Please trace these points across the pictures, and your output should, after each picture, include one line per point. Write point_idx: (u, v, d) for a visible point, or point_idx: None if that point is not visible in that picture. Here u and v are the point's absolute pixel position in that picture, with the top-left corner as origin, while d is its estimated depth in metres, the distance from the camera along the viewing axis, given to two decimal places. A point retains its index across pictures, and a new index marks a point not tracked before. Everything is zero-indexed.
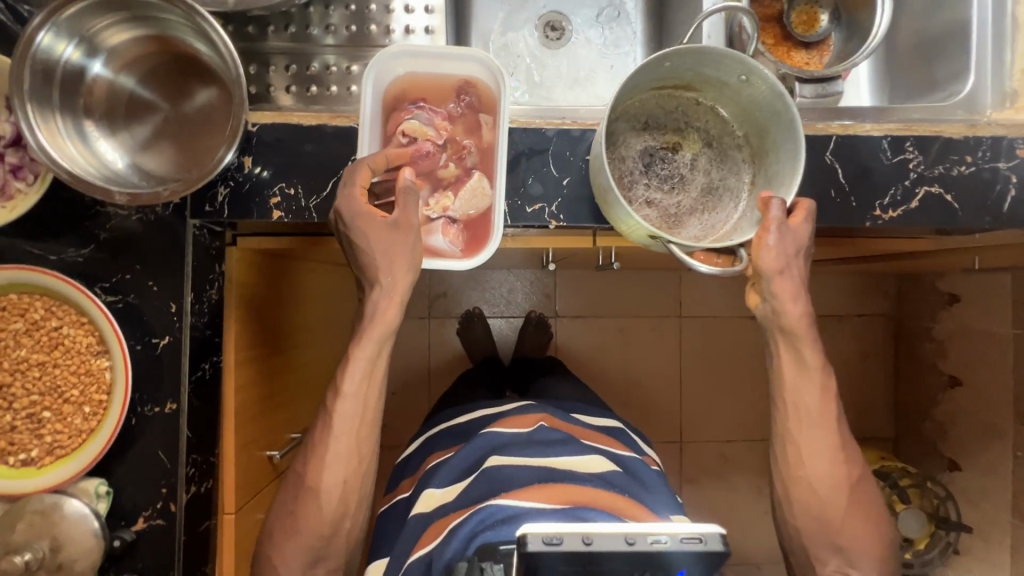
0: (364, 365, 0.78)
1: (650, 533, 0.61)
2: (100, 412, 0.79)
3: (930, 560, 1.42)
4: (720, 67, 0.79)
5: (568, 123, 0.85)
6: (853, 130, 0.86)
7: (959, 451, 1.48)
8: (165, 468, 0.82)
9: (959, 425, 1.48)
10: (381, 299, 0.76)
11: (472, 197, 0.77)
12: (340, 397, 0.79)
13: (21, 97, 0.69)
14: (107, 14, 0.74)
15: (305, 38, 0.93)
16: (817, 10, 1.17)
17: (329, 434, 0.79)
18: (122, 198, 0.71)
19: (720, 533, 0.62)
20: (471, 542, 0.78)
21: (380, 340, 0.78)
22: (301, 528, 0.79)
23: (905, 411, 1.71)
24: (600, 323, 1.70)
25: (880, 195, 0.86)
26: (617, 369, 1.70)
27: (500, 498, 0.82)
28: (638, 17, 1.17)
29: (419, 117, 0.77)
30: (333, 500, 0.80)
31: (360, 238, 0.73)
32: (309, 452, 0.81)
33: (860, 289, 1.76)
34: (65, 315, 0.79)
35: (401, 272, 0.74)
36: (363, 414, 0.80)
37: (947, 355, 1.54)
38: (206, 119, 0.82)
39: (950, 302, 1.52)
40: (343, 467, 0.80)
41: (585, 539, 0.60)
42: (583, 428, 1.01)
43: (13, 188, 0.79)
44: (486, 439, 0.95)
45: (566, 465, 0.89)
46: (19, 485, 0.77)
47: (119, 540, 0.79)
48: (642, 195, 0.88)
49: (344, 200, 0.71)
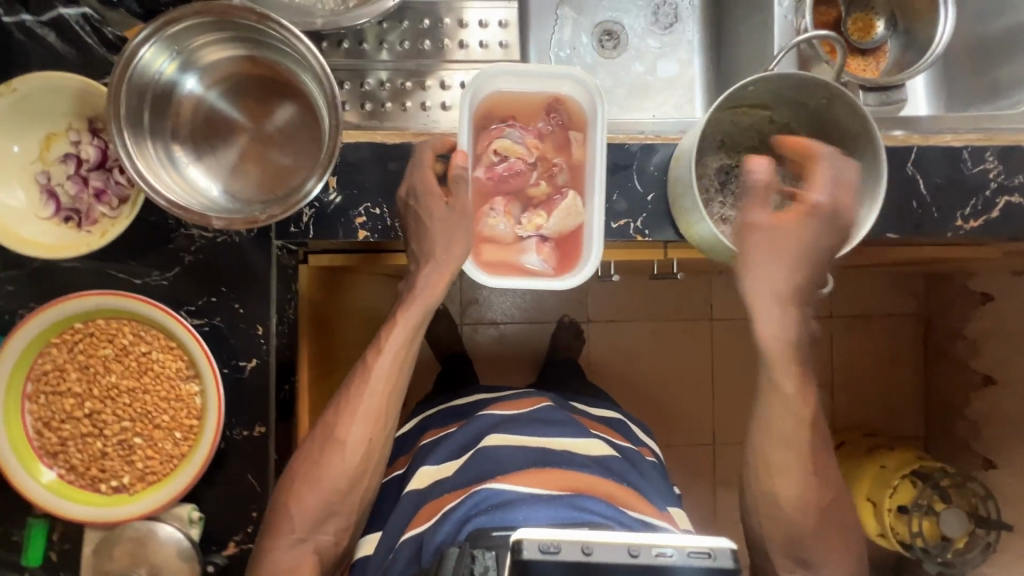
0: (406, 332, 0.76)
1: (655, 545, 0.57)
2: (191, 437, 0.79)
3: (969, 560, 1.27)
4: (802, 89, 0.76)
5: (650, 138, 0.86)
6: (932, 140, 0.87)
7: (992, 448, 1.39)
8: (255, 492, 0.81)
9: (993, 423, 1.39)
10: (431, 272, 0.74)
11: (565, 215, 0.76)
12: (381, 352, 0.75)
13: (117, 121, 0.69)
14: (204, 30, 0.72)
15: (358, 53, 0.92)
16: (873, 16, 1.16)
17: (363, 390, 0.75)
18: (219, 223, 0.69)
19: (731, 549, 0.57)
20: (463, 527, 0.73)
21: (426, 310, 0.76)
22: (323, 476, 0.73)
23: (934, 411, 1.60)
24: (632, 327, 1.63)
25: (962, 205, 0.87)
26: (650, 373, 1.64)
27: (496, 482, 0.77)
28: (696, 25, 1.17)
29: (511, 135, 0.77)
30: (355, 456, 0.74)
31: (425, 216, 0.74)
32: (338, 401, 0.75)
33: (891, 288, 1.61)
34: (153, 340, 0.78)
35: (456, 252, 0.74)
36: (399, 374, 0.76)
37: (981, 353, 1.42)
38: (290, 137, 0.79)
39: (983, 301, 1.40)
40: (372, 423, 0.75)
41: (584, 549, 0.56)
42: (586, 419, 0.97)
43: (98, 213, 0.77)
44: (487, 418, 0.90)
45: (556, 445, 0.85)
46: (111, 513, 0.76)
47: (212, 565, 0.79)
48: (718, 212, 0.83)
49: (415, 178, 0.75)
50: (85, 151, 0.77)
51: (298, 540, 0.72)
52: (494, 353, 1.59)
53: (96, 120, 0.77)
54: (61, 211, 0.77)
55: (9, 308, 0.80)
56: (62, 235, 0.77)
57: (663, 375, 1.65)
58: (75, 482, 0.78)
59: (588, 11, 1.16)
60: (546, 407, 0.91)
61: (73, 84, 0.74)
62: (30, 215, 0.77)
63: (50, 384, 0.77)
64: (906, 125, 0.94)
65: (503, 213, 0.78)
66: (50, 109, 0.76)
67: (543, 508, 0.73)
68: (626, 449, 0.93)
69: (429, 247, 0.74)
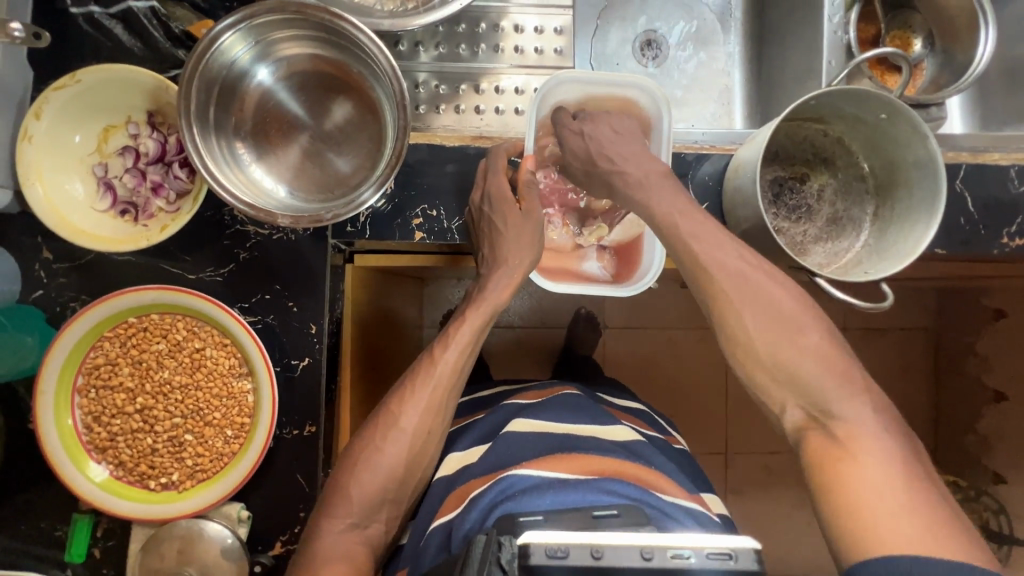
0: (471, 331, 0.76)
1: (671, 546, 0.50)
2: (242, 436, 0.78)
3: None
4: (861, 105, 0.76)
5: (706, 148, 0.87)
6: (982, 158, 0.88)
7: (1006, 464, 1.36)
8: (303, 492, 0.81)
9: (1006, 439, 1.36)
10: (500, 275, 0.75)
11: (627, 226, 0.80)
12: (449, 346, 0.75)
13: (186, 115, 0.68)
14: (277, 27, 0.72)
15: (410, 55, 0.92)
16: (911, 34, 1.12)
17: (422, 383, 0.74)
18: (284, 221, 0.69)
19: (754, 549, 0.50)
20: (490, 515, 0.66)
21: (493, 311, 0.76)
22: (382, 460, 0.71)
23: (946, 424, 1.55)
24: (650, 336, 1.53)
25: (1008, 223, 0.88)
26: (664, 384, 1.54)
27: (522, 468, 0.71)
28: (738, 37, 1.17)
29: None
30: (413, 445, 0.73)
31: (499, 223, 0.74)
32: (402, 391, 0.75)
33: (906, 302, 1.56)
34: (207, 336, 0.78)
35: (523, 253, 0.75)
36: (465, 368, 0.76)
37: (993, 368, 1.39)
38: (350, 136, 0.78)
39: (996, 318, 1.37)
40: (433, 413, 0.74)
41: (594, 552, 0.49)
42: (613, 408, 0.93)
43: (155, 207, 0.77)
44: (507, 408, 0.84)
45: (577, 430, 0.78)
46: (161, 510, 0.75)
47: (260, 565, 0.78)
48: (771, 223, 0.86)
49: (488, 184, 0.76)
50: (143, 144, 0.77)
51: (350, 525, 0.69)
52: (509, 354, 1.51)
53: (157, 113, 0.77)
54: (118, 204, 0.77)
55: (59, 300, 0.79)
56: (118, 228, 0.76)
57: (678, 385, 1.54)
58: (124, 478, 0.77)
59: (630, 19, 1.16)
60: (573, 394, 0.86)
61: (142, 78, 0.73)
62: (86, 206, 0.75)
63: (101, 378, 0.76)
64: (945, 143, 0.91)
65: (561, 225, 0.81)
66: (113, 101, 0.76)
67: (570, 492, 0.67)
68: (655, 438, 0.89)
69: (501, 250, 0.74)
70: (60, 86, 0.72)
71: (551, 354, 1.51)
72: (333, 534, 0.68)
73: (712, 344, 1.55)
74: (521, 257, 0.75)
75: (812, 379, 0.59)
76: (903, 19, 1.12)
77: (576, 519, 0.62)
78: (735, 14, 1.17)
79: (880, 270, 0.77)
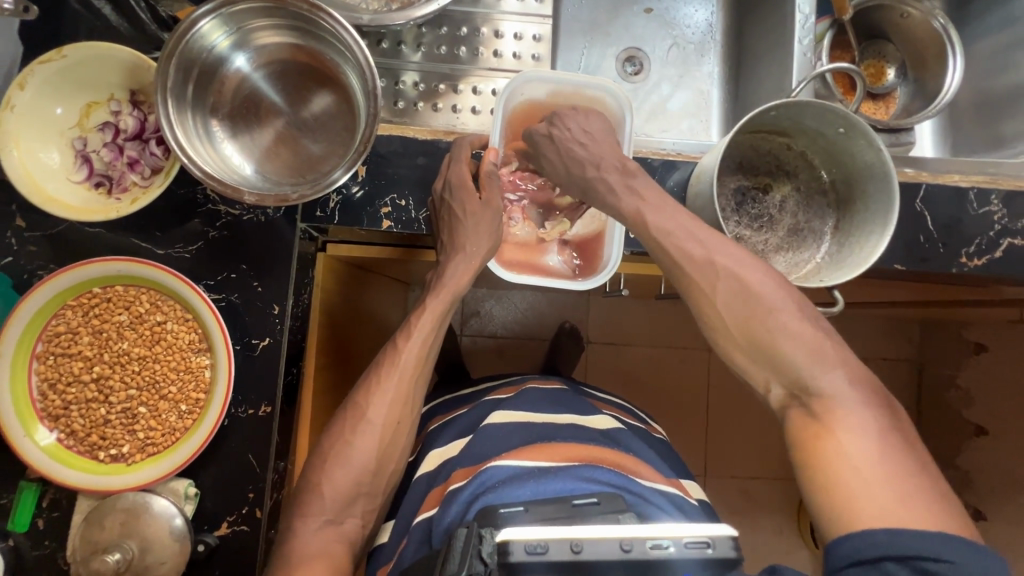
0: (430, 320, 0.77)
1: (650, 536, 0.49)
2: (196, 411, 0.78)
3: None
4: (820, 119, 0.79)
5: (671, 155, 0.90)
6: (939, 180, 0.90)
7: (985, 496, 1.32)
8: (253, 473, 0.81)
9: (986, 474, 1.32)
10: (459, 262, 0.77)
11: (589, 222, 0.84)
12: (412, 334, 0.76)
13: (163, 91, 0.71)
14: (256, 15, 0.75)
15: (394, 53, 0.96)
16: (884, 63, 1.14)
17: (383, 372, 0.75)
18: (250, 198, 0.71)
19: (731, 537, 0.50)
20: (471, 508, 0.68)
21: (452, 298, 0.78)
22: (353, 454, 0.71)
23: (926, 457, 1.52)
24: (630, 351, 1.53)
25: (967, 243, 0.90)
26: (642, 401, 1.53)
27: (503, 459, 0.73)
28: (717, 58, 1.21)
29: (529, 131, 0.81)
30: (382, 437, 0.73)
31: (459, 211, 0.76)
32: (367, 382, 0.75)
33: (885, 333, 1.54)
34: (169, 310, 0.79)
35: (483, 243, 0.77)
36: (428, 356, 0.77)
37: (973, 400, 1.37)
38: (324, 125, 0.81)
39: (976, 351, 1.36)
40: (401, 403, 0.74)
41: (574, 547, 0.49)
42: (595, 399, 0.94)
43: (129, 181, 0.79)
44: (487, 403, 0.87)
45: (549, 420, 0.81)
46: (106, 482, 0.75)
47: (203, 544, 0.77)
48: (733, 230, 0.88)
49: (450, 173, 0.78)
50: (123, 121, 0.79)
51: (324, 522, 0.69)
52: (489, 363, 1.50)
53: (139, 92, 0.79)
54: (93, 176, 0.79)
55: (28, 268, 0.80)
56: (90, 199, 0.78)
57: (657, 401, 1.53)
58: (74, 448, 0.77)
59: (614, 36, 1.20)
60: (552, 388, 0.88)
61: (124, 56, 0.76)
62: (61, 176, 0.77)
63: (60, 346, 0.77)
64: (912, 163, 0.91)
65: (522, 220, 0.84)
66: (95, 78, 0.78)
67: (550, 481, 0.69)
68: (636, 425, 0.91)
69: (460, 239, 0.76)
70: (46, 60, 0.75)
71: (531, 364, 1.51)
72: (307, 532, 0.68)
73: (694, 363, 1.55)
74: (479, 245, 0.77)
75: (792, 366, 0.61)
76: (879, 48, 1.14)
77: (555, 509, 0.64)
78: (715, 38, 1.21)
79: (836, 277, 0.78)
